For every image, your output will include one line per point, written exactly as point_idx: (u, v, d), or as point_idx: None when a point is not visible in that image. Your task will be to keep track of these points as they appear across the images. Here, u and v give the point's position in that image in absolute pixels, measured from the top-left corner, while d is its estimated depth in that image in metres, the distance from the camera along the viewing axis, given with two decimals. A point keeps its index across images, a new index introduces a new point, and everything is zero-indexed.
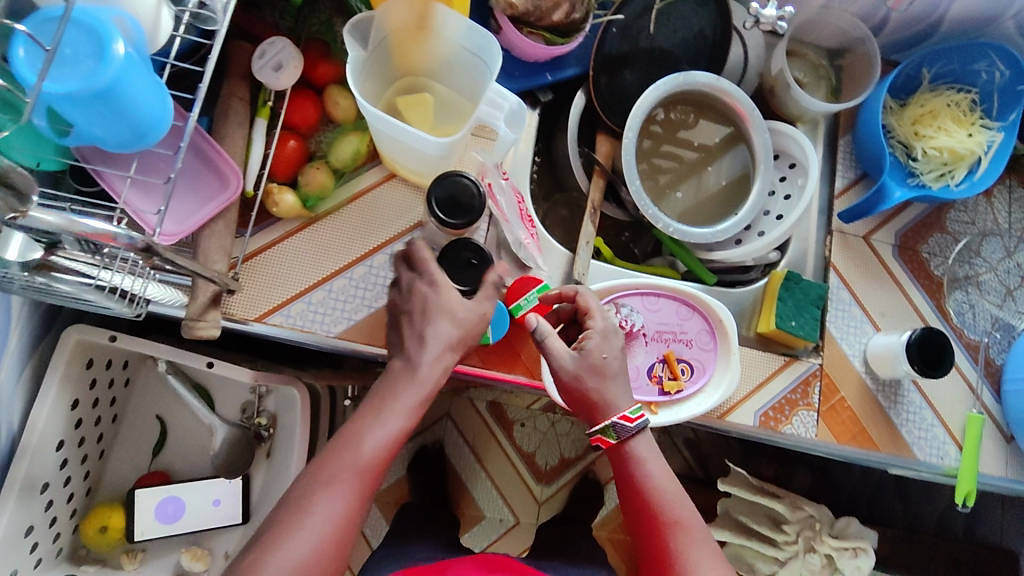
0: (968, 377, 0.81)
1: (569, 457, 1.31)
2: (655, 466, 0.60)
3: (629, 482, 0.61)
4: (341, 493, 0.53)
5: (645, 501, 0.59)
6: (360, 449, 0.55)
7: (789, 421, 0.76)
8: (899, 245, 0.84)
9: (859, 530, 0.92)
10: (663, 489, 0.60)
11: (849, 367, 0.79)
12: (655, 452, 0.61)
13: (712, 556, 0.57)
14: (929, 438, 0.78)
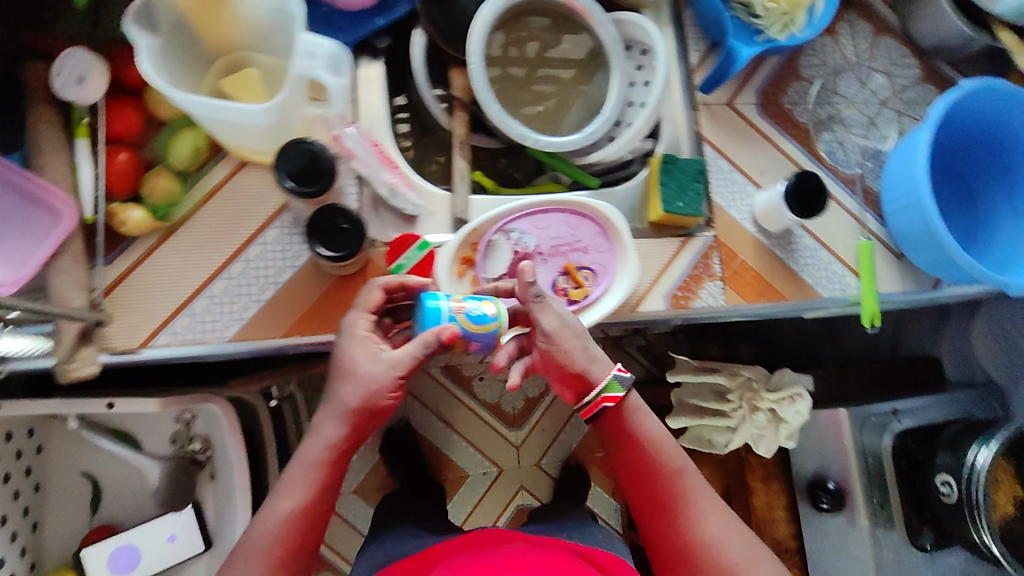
0: (850, 209, 0.85)
1: (533, 397, 1.33)
2: (650, 422, 0.67)
3: (626, 436, 0.67)
4: (282, 540, 0.58)
5: (648, 455, 0.67)
6: (297, 491, 0.60)
7: (699, 294, 0.79)
8: (761, 102, 0.86)
9: (793, 377, 0.96)
10: (661, 445, 0.67)
11: (742, 231, 0.82)
12: (645, 410, 0.68)
13: (712, 505, 0.65)
14: (829, 275, 0.83)
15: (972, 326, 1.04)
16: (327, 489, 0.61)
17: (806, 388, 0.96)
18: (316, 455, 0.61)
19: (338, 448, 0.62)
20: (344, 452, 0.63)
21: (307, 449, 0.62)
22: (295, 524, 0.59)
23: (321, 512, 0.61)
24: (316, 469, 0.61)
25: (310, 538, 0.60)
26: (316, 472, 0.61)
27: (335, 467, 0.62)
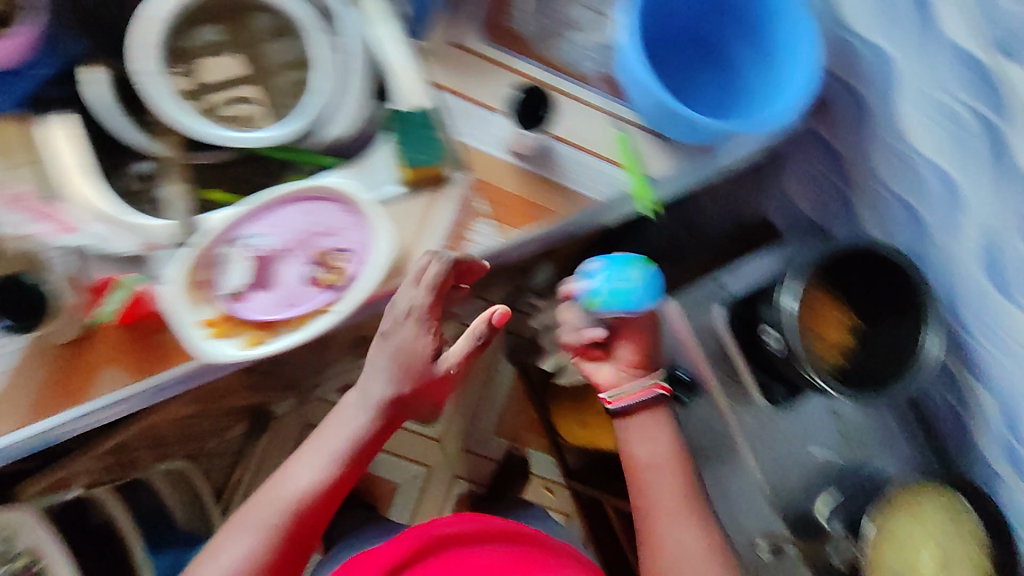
0: (599, 105, 0.82)
1: None
2: (643, 451, 0.80)
3: (633, 474, 0.80)
4: (281, 518, 0.70)
5: (635, 462, 0.80)
6: (310, 480, 0.72)
7: (470, 242, 0.77)
8: (487, 31, 0.82)
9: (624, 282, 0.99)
10: (665, 476, 0.79)
11: (498, 164, 0.79)
12: (651, 439, 0.80)
13: (684, 526, 0.76)
14: (597, 177, 0.81)
15: (783, 173, 1.05)
16: (336, 489, 0.74)
17: None
18: (335, 451, 0.74)
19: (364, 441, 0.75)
20: (367, 446, 0.76)
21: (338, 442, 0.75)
22: (309, 501, 0.71)
23: (331, 500, 0.74)
24: (333, 464, 0.73)
25: (311, 524, 0.72)
26: (337, 468, 0.73)
27: (350, 465, 0.75)
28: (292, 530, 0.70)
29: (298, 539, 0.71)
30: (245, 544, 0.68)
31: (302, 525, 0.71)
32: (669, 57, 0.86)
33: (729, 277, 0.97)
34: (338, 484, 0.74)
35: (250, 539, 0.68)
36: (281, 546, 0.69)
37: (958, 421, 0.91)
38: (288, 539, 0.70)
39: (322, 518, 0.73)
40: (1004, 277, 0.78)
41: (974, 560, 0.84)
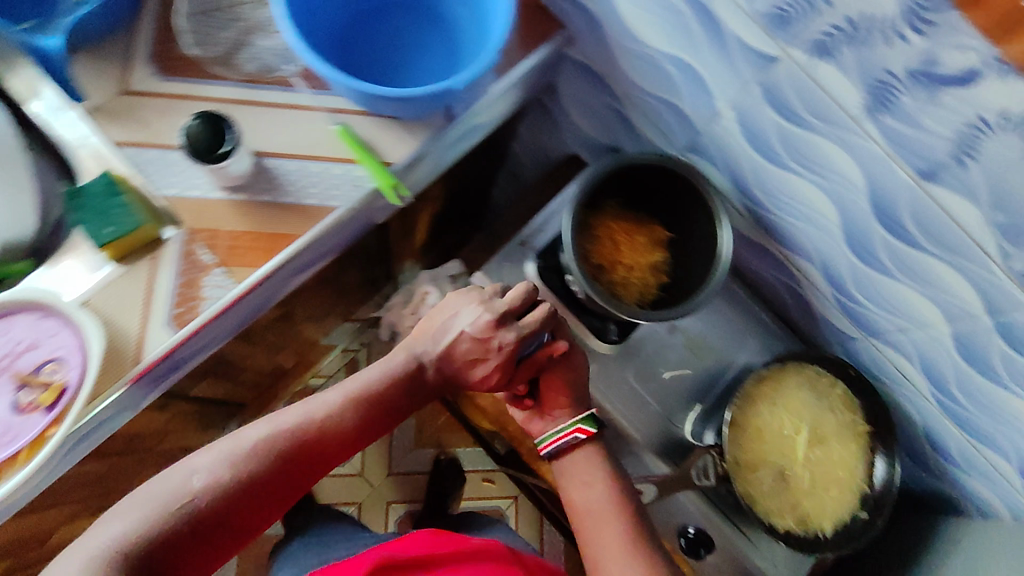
0: (308, 104, 0.74)
1: None
2: (593, 494, 0.71)
3: (574, 507, 0.72)
4: (257, 455, 0.61)
5: (587, 511, 0.70)
6: (338, 401, 0.67)
7: (203, 296, 0.68)
8: (160, 68, 0.74)
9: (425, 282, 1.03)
10: (601, 488, 0.71)
11: (212, 205, 0.70)
12: (590, 482, 0.72)
13: (620, 563, 0.65)
14: (327, 180, 0.72)
15: (562, 103, 1.00)
16: (370, 422, 0.69)
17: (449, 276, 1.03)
18: (352, 396, 0.68)
19: (395, 390, 0.71)
20: (374, 412, 0.69)
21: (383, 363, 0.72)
22: (325, 432, 0.65)
23: (307, 478, 0.65)
24: (330, 413, 0.66)
25: (274, 490, 0.62)
26: (380, 392, 0.70)
27: (382, 408, 0.70)
28: (289, 455, 0.62)
29: (250, 507, 0.61)
30: (250, 450, 0.61)
31: (263, 488, 0.61)
32: (380, 22, 0.78)
33: (534, 231, 0.91)
34: (317, 456, 0.65)
35: (265, 439, 0.62)
36: (260, 478, 0.61)
37: (793, 290, 0.91)
38: (265, 480, 0.61)
39: (291, 492, 0.64)
40: (768, 149, 0.75)
41: (848, 411, 0.86)
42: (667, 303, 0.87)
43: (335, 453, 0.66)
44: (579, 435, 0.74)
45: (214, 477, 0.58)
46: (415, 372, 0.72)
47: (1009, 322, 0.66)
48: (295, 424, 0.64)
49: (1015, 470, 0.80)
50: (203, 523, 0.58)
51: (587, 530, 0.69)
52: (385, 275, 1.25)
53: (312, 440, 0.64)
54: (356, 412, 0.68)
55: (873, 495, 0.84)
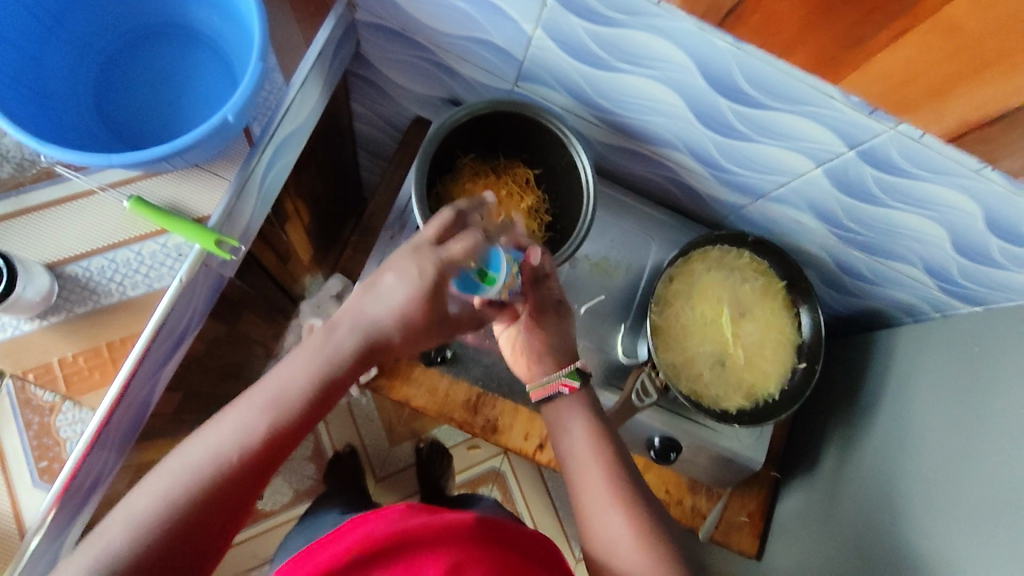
0: (88, 190, 0.65)
1: (293, 477, 1.33)
2: (576, 438, 0.66)
3: (564, 452, 0.66)
4: (205, 481, 0.50)
5: (576, 457, 0.65)
6: (274, 399, 0.55)
7: (61, 440, 0.61)
8: None
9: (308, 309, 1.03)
10: (579, 429, 0.66)
11: (28, 339, 0.62)
12: (573, 426, 0.66)
13: (614, 515, 0.61)
14: (142, 264, 0.65)
15: (377, 69, 0.89)
16: (310, 411, 0.56)
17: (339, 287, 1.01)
18: (292, 385, 0.56)
19: (346, 359, 0.58)
20: (322, 398, 0.57)
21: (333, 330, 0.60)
22: (272, 433, 0.54)
23: (260, 483, 0.54)
24: (273, 412, 0.54)
25: (230, 505, 0.51)
26: (329, 370, 0.57)
27: (328, 393, 0.57)
28: (243, 468, 0.52)
29: (212, 526, 0.50)
30: (191, 467, 0.51)
31: (222, 500, 0.51)
32: (132, 63, 0.69)
33: (400, 220, 0.86)
34: (272, 460, 0.54)
35: (200, 459, 0.51)
36: (207, 499, 0.50)
37: (673, 180, 0.88)
38: (219, 491, 0.51)
39: (245, 503, 0.52)
40: (591, 57, 0.69)
41: (760, 275, 0.88)
42: (559, 241, 0.85)
43: (283, 446, 0.55)
44: (563, 389, 0.68)
45: (149, 515, 0.48)
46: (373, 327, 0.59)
47: (870, 147, 0.65)
48: (237, 434, 0.53)
49: (922, 271, 0.83)
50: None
51: (572, 475, 0.65)
52: (285, 304, 1.16)
53: (257, 446, 0.53)
54: (305, 401, 0.56)
55: (804, 344, 0.87)
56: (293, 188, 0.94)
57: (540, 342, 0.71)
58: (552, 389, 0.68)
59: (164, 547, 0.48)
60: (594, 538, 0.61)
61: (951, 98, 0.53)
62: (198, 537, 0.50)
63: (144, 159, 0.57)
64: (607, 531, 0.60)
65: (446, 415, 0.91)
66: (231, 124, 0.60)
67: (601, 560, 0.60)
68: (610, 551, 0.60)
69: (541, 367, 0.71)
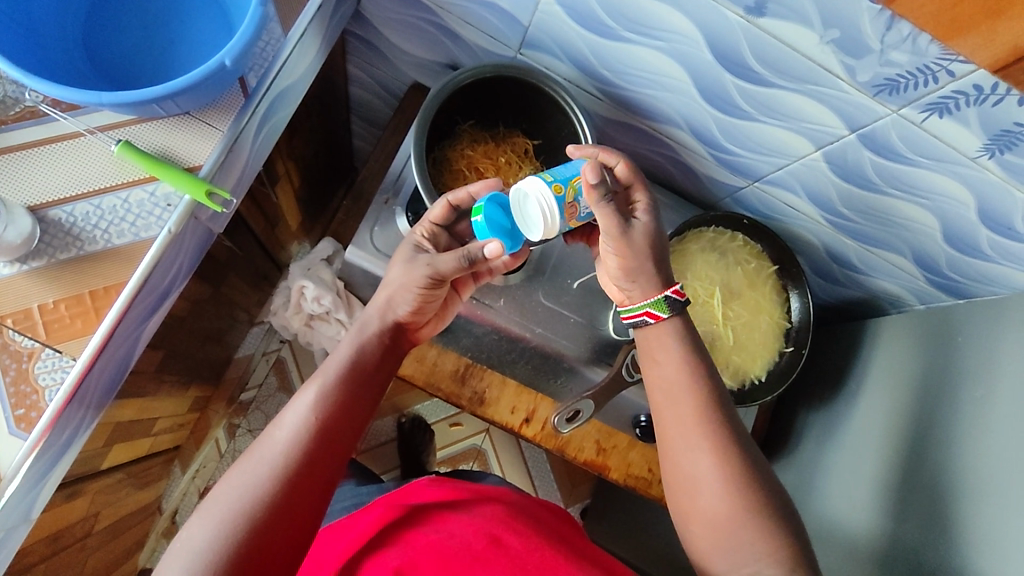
0: (75, 134, 0.63)
1: None
2: (670, 370, 0.63)
3: (653, 384, 0.64)
4: (288, 463, 0.55)
5: (670, 390, 0.62)
6: (303, 419, 0.57)
7: (40, 387, 0.59)
8: None
9: (295, 273, 1.01)
10: (672, 360, 0.63)
11: (6, 283, 0.60)
12: (669, 357, 0.63)
13: (698, 453, 0.60)
14: (129, 212, 0.63)
15: (376, 29, 0.86)
16: (341, 423, 0.59)
17: (331, 250, 1.02)
18: (317, 402, 0.58)
19: (360, 369, 0.62)
20: (353, 400, 0.60)
21: (347, 347, 0.64)
22: (309, 449, 0.56)
23: (315, 501, 0.55)
24: (305, 433, 0.56)
25: (317, 478, 0.56)
26: (347, 382, 0.61)
27: (357, 399, 0.61)
28: (317, 446, 0.56)
29: (275, 549, 0.52)
30: (237, 496, 0.53)
31: (308, 475, 0.55)
32: (127, 7, 0.67)
33: (395, 184, 0.85)
34: (321, 477, 0.56)
35: (245, 489, 0.53)
36: (264, 522, 0.52)
37: (671, 159, 0.88)
38: (273, 511, 0.52)
39: (304, 522, 0.54)
40: (597, 24, 0.68)
41: (753, 258, 0.88)
42: None
43: (325, 461, 0.57)
44: (647, 318, 0.63)
45: (208, 548, 0.50)
46: (377, 340, 0.65)
47: (870, 130, 0.65)
48: (275, 459, 0.55)
49: (910, 262, 0.84)
50: (254, 547, 0.51)
51: (660, 408, 0.63)
52: (270, 269, 1.14)
53: (299, 464, 0.55)
54: (332, 415, 0.58)
55: (792, 328, 0.88)
56: (285, 148, 0.92)
57: (616, 266, 0.63)
58: (636, 317, 0.64)
59: (268, 523, 0.52)
60: (677, 469, 0.61)
61: (1004, 19, 0.44)
62: (296, 509, 0.54)
63: (136, 100, 0.55)
64: (691, 468, 0.60)
65: (433, 385, 0.90)
66: (228, 70, 0.59)
67: (682, 489, 0.61)
68: (692, 490, 0.60)
69: (630, 292, 0.64)
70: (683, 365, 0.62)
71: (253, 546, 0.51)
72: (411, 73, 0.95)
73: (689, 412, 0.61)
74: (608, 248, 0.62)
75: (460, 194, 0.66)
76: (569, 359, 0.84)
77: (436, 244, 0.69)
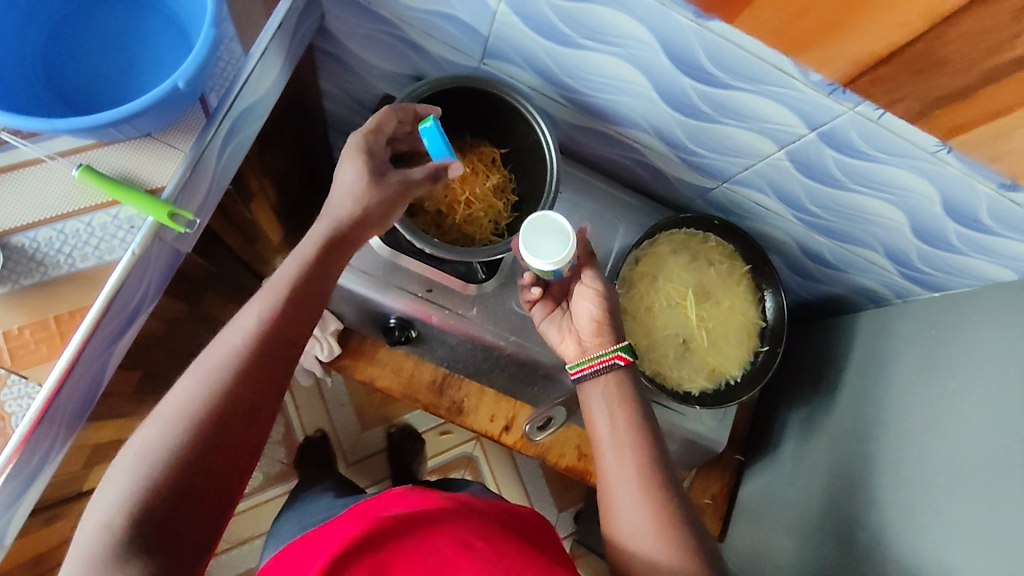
0: (37, 160, 0.63)
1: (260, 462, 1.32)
2: (619, 418, 0.68)
3: (602, 430, 0.69)
4: (230, 369, 0.53)
5: (619, 436, 0.67)
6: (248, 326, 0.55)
7: (6, 414, 0.60)
8: None
9: None
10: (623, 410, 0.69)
11: None
12: (615, 410, 0.69)
13: (639, 497, 0.64)
14: (93, 235, 0.63)
15: (344, 44, 0.87)
16: (274, 356, 0.56)
17: None
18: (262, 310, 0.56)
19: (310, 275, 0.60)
20: (299, 303, 0.58)
21: (282, 272, 0.60)
22: (251, 356, 0.54)
23: (248, 440, 0.54)
24: (234, 368, 0.53)
25: (262, 386, 0.55)
26: (295, 289, 0.58)
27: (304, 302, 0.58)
28: (259, 353, 0.55)
29: (217, 459, 0.52)
30: (181, 401, 0.52)
31: (251, 383, 0.54)
32: (86, 31, 0.67)
33: None
34: (252, 415, 0.54)
35: (188, 396, 0.52)
36: (204, 429, 0.51)
37: (641, 162, 0.88)
38: (215, 417, 0.52)
39: (248, 427, 0.53)
40: (555, 33, 0.68)
41: (726, 259, 0.88)
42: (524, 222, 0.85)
43: (258, 397, 0.54)
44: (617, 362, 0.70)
45: (148, 453, 0.50)
46: (312, 264, 0.60)
47: (831, 128, 0.65)
48: (201, 399, 0.52)
49: (883, 257, 0.84)
50: (197, 451, 0.50)
51: (605, 453, 0.68)
52: (251, 285, 1.14)
53: (233, 390, 0.53)
54: (263, 349, 0.55)
55: (767, 327, 0.88)
56: (257, 164, 0.92)
57: (596, 313, 0.72)
58: (602, 366, 0.70)
59: (209, 427, 0.51)
60: (615, 512, 0.65)
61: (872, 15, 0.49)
62: (240, 416, 0.53)
63: (90, 125, 0.56)
64: (630, 511, 0.64)
65: (411, 396, 0.93)
66: (183, 92, 0.59)
67: (619, 534, 0.64)
68: (628, 533, 0.64)
69: (602, 340, 0.72)
70: (632, 417, 0.68)
71: (194, 449, 0.50)
72: (380, 85, 0.95)
73: (639, 455, 0.66)
74: (593, 300, 0.73)
75: (392, 120, 0.67)
76: (545, 366, 0.84)
77: (384, 154, 0.67)
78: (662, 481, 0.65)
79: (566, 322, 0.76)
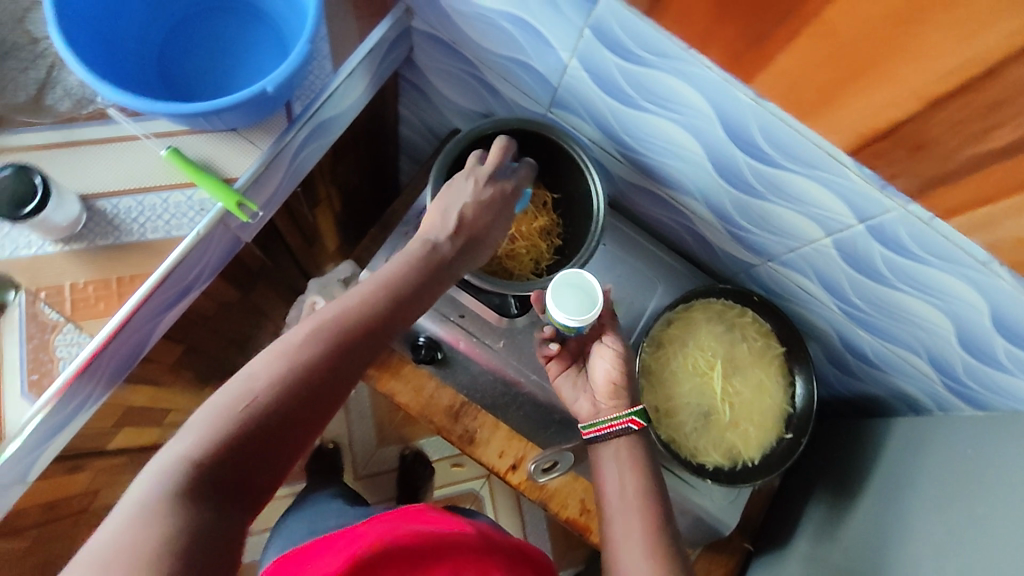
0: (134, 135, 0.70)
1: None
2: (628, 483, 0.68)
3: (612, 493, 0.68)
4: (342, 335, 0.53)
5: (626, 501, 0.67)
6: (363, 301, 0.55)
7: (55, 358, 0.66)
8: None
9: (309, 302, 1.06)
10: (635, 480, 0.68)
11: (48, 259, 0.67)
12: (625, 475, 0.69)
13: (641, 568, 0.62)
14: (166, 211, 0.69)
15: (426, 76, 0.93)
16: (381, 334, 0.55)
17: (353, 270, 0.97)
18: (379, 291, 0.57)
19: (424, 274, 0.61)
20: (410, 298, 0.59)
21: (396, 265, 0.61)
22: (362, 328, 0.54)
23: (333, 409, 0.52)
24: (343, 336, 0.53)
25: (360, 360, 0.54)
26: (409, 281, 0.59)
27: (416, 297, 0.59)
28: (368, 329, 0.54)
29: (303, 419, 0.50)
30: (288, 351, 0.50)
31: (353, 355, 0.53)
32: (200, 32, 0.75)
33: (416, 219, 0.88)
34: (341, 389, 0.52)
35: (297, 346, 0.51)
36: (304, 384, 0.50)
37: (689, 229, 0.89)
38: (317, 376, 0.50)
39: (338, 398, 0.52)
40: (620, 92, 0.71)
41: (761, 336, 0.87)
42: (562, 265, 0.87)
43: (354, 368, 0.53)
44: (631, 425, 0.71)
45: (247, 391, 0.48)
46: (425, 264, 0.62)
47: (879, 223, 0.64)
48: (310, 351, 0.50)
49: (925, 363, 0.81)
50: (290, 404, 0.49)
51: (613, 516, 0.67)
52: (301, 286, 1.20)
53: (337, 352, 0.52)
54: (373, 325, 0.55)
55: (794, 415, 0.86)
56: (327, 174, 0.98)
57: (615, 373, 0.74)
58: (614, 429, 0.71)
59: (308, 385, 0.50)
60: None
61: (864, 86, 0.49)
62: (336, 382, 0.52)
63: (184, 112, 0.61)
64: None
65: (427, 417, 0.92)
66: (269, 95, 0.64)
67: None
68: None
69: (618, 400, 0.73)
70: (643, 486, 0.67)
71: (289, 401, 0.49)
72: (452, 119, 1.01)
73: (644, 525, 0.65)
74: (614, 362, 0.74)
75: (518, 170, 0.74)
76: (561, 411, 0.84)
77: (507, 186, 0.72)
78: (656, 546, 0.64)
79: (580, 383, 0.76)
